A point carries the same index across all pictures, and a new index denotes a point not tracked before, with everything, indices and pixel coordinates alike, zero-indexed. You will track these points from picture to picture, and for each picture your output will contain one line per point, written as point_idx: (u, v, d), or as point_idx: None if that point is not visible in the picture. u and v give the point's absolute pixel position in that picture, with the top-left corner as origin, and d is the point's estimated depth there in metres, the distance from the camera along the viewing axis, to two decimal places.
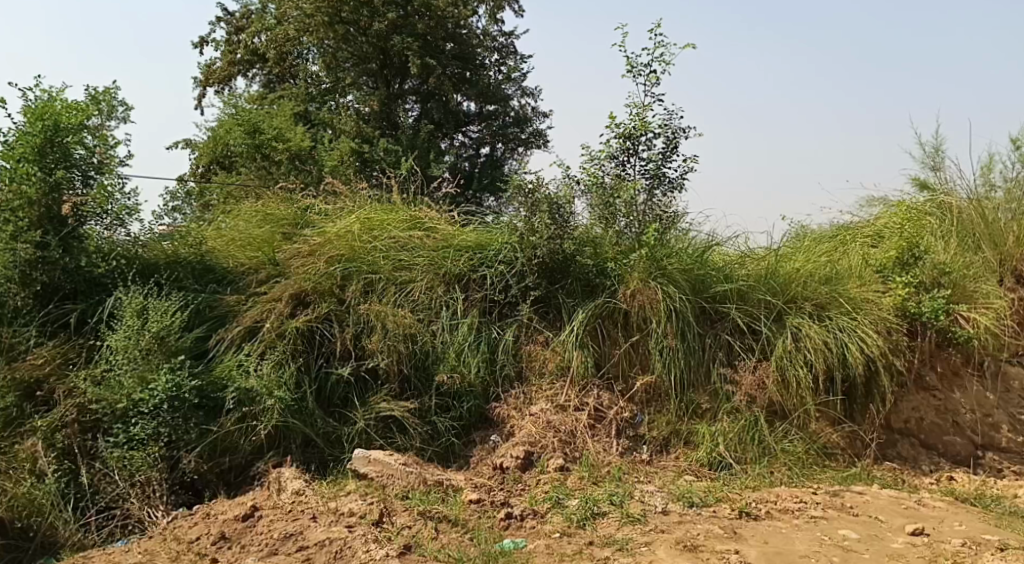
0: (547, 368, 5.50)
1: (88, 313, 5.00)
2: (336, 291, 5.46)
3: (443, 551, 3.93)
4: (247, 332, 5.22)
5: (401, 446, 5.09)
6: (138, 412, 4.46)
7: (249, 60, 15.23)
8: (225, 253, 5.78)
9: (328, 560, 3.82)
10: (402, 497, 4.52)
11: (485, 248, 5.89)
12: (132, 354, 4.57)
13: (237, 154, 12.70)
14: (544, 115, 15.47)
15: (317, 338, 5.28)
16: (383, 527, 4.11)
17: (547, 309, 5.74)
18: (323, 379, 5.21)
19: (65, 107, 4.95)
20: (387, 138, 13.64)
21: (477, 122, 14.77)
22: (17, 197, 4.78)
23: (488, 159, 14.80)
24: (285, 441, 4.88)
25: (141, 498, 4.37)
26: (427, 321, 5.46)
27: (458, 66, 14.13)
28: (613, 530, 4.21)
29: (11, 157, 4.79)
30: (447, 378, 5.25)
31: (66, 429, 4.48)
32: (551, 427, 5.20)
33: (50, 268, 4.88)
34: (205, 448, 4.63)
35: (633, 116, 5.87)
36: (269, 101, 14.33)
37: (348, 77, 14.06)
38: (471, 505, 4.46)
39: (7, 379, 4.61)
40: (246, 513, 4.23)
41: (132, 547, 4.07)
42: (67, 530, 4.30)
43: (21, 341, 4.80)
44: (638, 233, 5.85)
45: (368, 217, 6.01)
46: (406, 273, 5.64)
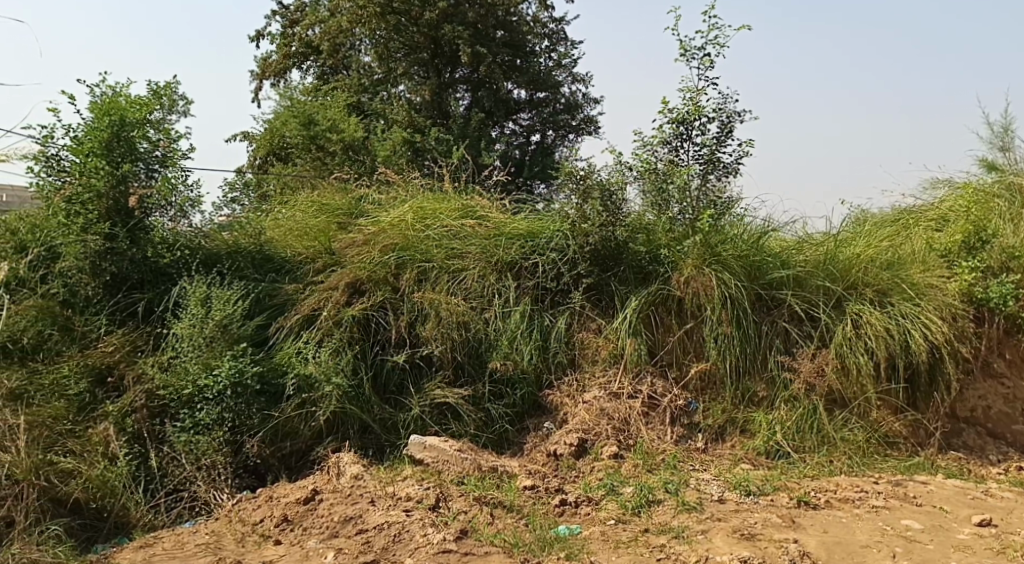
0: (600, 355, 5.49)
1: (155, 302, 5.16)
2: (391, 279, 5.53)
3: (499, 536, 3.98)
4: (304, 320, 5.31)
5: (456, 432, 5.15)
6: (203, 398, 4.59)
7: (303, 52, 15.44)
8: (283, 242, 5.89)
9: (387, 543, 3.90)
10: (458, 482, 4.59)
11: (537, 235, 5.90)
12: (197, 341, 4.72)
13: (293, 145, 12.91)
14: (595, 101, 15.40)
15: (373, 325, 5.35)
16: (439, 512, 4.18)
17: (599, 296, 5.74)
18: (379, 366, 5.29)
19: (131, 102, 5.08)
20: (439, 127, 13.71)
21: (527, 110, 14.77)
22: (86, 190, 4.97)
23: (539, 146, 14.79)
24: (343, 427, 4.98)
25: (207, 480, 4.47)
26: (480, 309, 5.51)
27: (509, 54, 14.14)
28: (668, 518, 4.21)
29: (81, 152, 4.97)
30: (501, 365, 5.30)
31: (136, 414, 4.59)
32: (604, 415, 5.20)
33: (118, 259, 5.05)
34: (267, 433, 4.76)
35: (687, 101, 5.82)
36: (323, 93, 14.50)
37: (399, 67, 14.18)
38: (526, 491, 4.50)
39: (80, 365, 4.76)
40: (307, 496, 4.33)
41: (200, 528, 4.19)
42: (139, 511, 4.33)
43: (92, 329, 4.97)
44: (692, 219, 5.80)
45: (421, 206, 6.07)
46: (459, 261, 5.68)
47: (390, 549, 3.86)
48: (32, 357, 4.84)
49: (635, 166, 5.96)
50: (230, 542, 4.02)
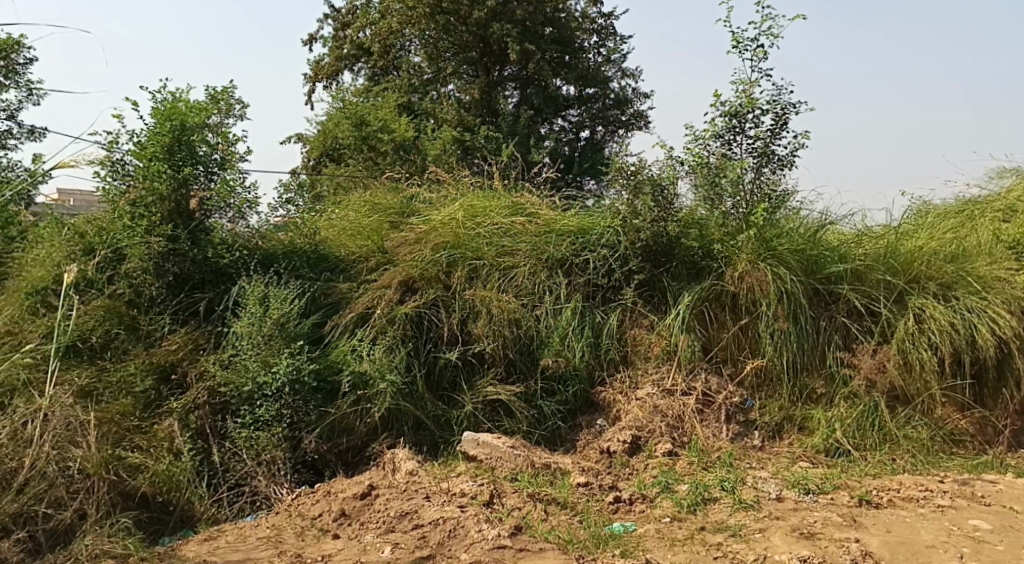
0: (652, 352, 5.47)
1: (215, 301, 5.31)
2: (442, 277, 5.58)
3: (554, 533, 3.99)
4: (359, 319, 5.38)
5: (508, 429, 5.16)
6: (262, 395, 4.68)
7: (354, 54, 15.61)
8: (336, 242, 5.99)
9: (443, 538, 3.94)
10: (512, 479, 4.60)
11: (588, 232, 5.88)
12: (256, 339, 4.83)
13: (345, 145, 13.10)
14: (645, 96, 15.30)
15: (425, 323, 5.40)
16: (493, 508, 4.21)
17: (651, 292, 5.71)
18: (432, 363, 5.33)
19: (190, 108, 5.25)
20: (488, 125, 13.76)
21: (577, 106, 14.74)
22: (149, 194, 5.14)
23: (589, 143, 14.74)
24: (398, 424, 5.03)
25: (267, 475, 4.56)
26: (531, 306, 5.53)
27: (557, 51, 14.12)
28: (725, 516, 4.16)
29: (144, 156, 5.14)
30: (553, 361, 5.30)
31: (199, 410, 4.70)
32: (658, 411, 5.17)
33: (180, 259, 5.19)
34: (324, 430, 4.83)
35: (739, 94, 5.74)
36: (374, 94, 14.66)
37: (448, 67, 14.34)
38: (580, 488, 4.50)
39: (145, 363, 4.89)
40: (364, 492, 4.39)
41: (261, 522, 4.27)
42: (203, 505, 4.42)
43: (157, 328, 5.12)
44: (746, 214, 5.72)
45: (471, 204, 6.11)
46: (509, 258, 5.71)
47: (446, 544, 3.90)
48: (101, 356, 5.01)
49: (687, 160, 5.91)
50: (290, 536, 4.09)
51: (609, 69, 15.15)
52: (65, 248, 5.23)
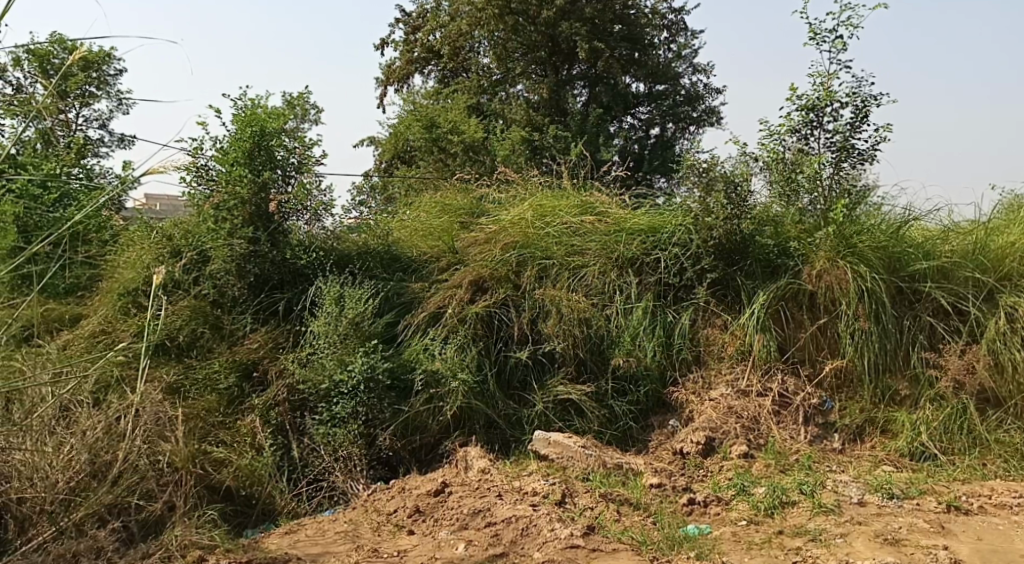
0: (726, 352, 5.40)
1: (294, 301, 5.48)
2: (512, 276, 5.61)
3: (627, 533, 3.96)
4: (431, 318, 5.45)
5: (580, 429, 5.15)
6: (338, 392, 4.79)
7: (425, 57, 15.78)
8: (409, 243, 6.08)
9: (516, 536, 3.96)
10: (583, 479, 4.59)
11: (659, 231, 5.82)
12: (332, 338, 4.96)
13: (417, 147, 13.29)
14: (717, 91, 15.07)
15: (496, 322, 5.43)
16: (565, 507, 4.21)
17: (724, 291, 5.62)
18: (502, 362, 5.37)
19: (269, 114, 5.45)
20: (557, 125, 13.77)
21: (647, 103, 14.65)
22: (231, 198, 5.30)
23: (659, 140, 14.61)
24: (469, 422, 5.07)
25: (344, 471, 4.65)
26: (602, 305, 5.53)
27: (627, 48, 14.02)
28: (804, 520, 4.07)
29: (226, 161, 5.35)
30: (624, 361, 5.28)
31: (279, 407, 4.84)
32: (732, 412, 5.09)
33: (260, 261, 5.36)
34: (398, 427, 4.90)
35: (817, 87, 5.60)
36: (444, 96, 14.82)
37: (517, 67, 14.41)
38: (653, 489, 4.47)
39: (228, 361, 5.05)
40: (437, 488, 4.45)
41: (339, 517, 4.35)
42: (284, 499, 4.53)
43: (239, 327, 5.29)
44: (824, 210, 5.61)
45: (540, 203, 6.13)
46: (579, 257, 5.71)
47: (519, 543, 3.91)
48: (188, 353, 5.21)
49: (761, 156, 5.81)
50: (367, 531, 4.15)
51: (679, 65, 14.99)
52: (154, 250, 5.46)
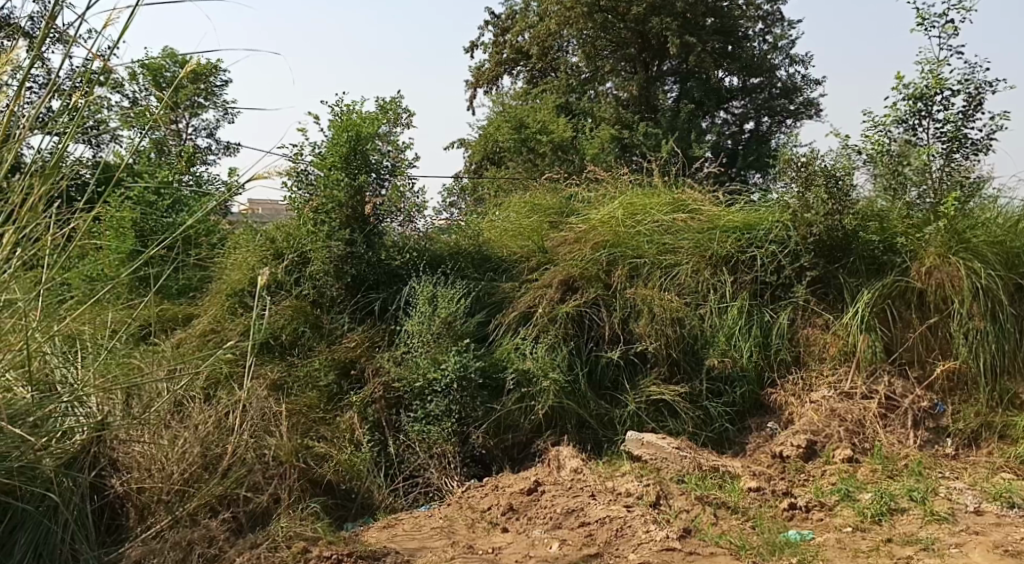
0: (828, 353, 5.23)
1: (389, 301, 5.58)
2: (602, 275, 5.56)
3: (725, 537, 3.87)
4: (521, 317, 5.46)
5: (673, 430, 5.06)
6: (433, 390, 4.86)
7: (514, 58, 15.85)
8: (500, 243, 6.12)
9: (611, 537, 3.93)
10: (678, 481, 4.51)
11: (755, 228, 5.70)
12: (426, 336, 5.04)
13: (505, 149, 13.36)
14: (816, 82, 14.61)
15: (587, 322, 5.39)
16: (660, 509, 4.15)
17: (826, 290, 5.45)
18: (594, 362, 5.32)
19: (364, 118, 5.61)
20: (648, 122, 13.63)
21: (741, 97, 14.37)
22: (329, 201, 5.46)
23: (754, 134, 14.30)
24: (562, 421, 5.05)
25: (439, 468, 4.71)
26: (696, 304, 5.43)
27: (720, 41, 13.73)
28: (915, 528, 3.90)
29: (324, 166, 5.50)
30: (719, 361, 5.17)
31: (376, 404, 4.94)
32: (835, 415, 4.91)
33: (357, 262, 5.48)
34: (491, 425, 4.92)
35: (926, 74, 5.35)
36: (533, 96, 14.86)
37: (606, 65, 14.33)
38: (751, 493, 4.35)
39: (328, 359, 5.19)
40: (530, 487, 4.45)
41: (434, 513, 4.39)
42: (382, 494, 4.60)
43: (338, 326, 5.41)
44: (933, 204, 5.42)
45: (631, 202, 6.07)
46: (671, 256, 5.62)
47: (614, 543, 3.87)
48: (290, 352, 5.37)
49: (864, 149, 5.60)
50: (462, 527, 4.17)
51: (775, 56, 14.60)
52: (258, 252, 5.72)
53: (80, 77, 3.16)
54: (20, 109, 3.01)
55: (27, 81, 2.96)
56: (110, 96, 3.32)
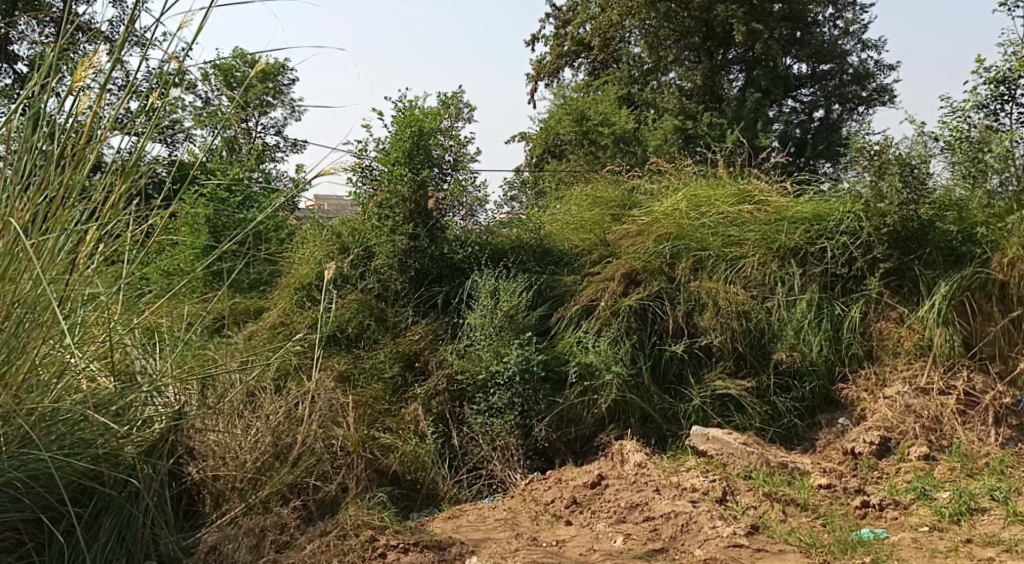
0: (902, 348, 5.08)
1: (451, 295, 5.62)
2: (666, 268, 5.49)
3: (794, 535, 3.79)
4: (583, 311, 5.44)
5: (740, 425, 4.97)
6: (495, 383, 4.88)
7: (575, 50, 15.77)
8: (561, 237, 6.11)
9: (676, 532, 3.89)
10: (745, 477, 4.43)
11: (825, 218, 5.59)
12: (488, 330, 5.07)
13: (567, 141, 13.32)
14: (889, 68, 14.16)
15: (650, 315, 5.34)
16: (727, 505, 4.09)
17: (900, 282, 5.31)
18: (657, 356, 5.26)
19: (426, 114, 5.71)
20: (712, 112, 13.43)
21: (810, 85, 14.06)
22: (392, 196, 5.55)
23: (823, 123, 14.03)
24: (625, 415, 5.01)
25: (502, 460, 4.73)
26: (762, 298, 5.33)
27: (788, 27, 13.42)
28: (996, 529, 3.75)
29: (388, 162, 5.61)
30: (787, 356, 5.08)
31: (440, 396, 4.98)
32: (910, 411, 4.77)
33: (420, 256, 5.56)
34: (553, 419, 4.91)
35: (1009, 57, 5.15)
36: (594, 88, 14.76)
37: (669, 55, 14.14)
38: (821, 490, 4.26)
39: (393, 351, 5.24)
40: (594, 481, 4.44)
41: (498, 504, 4.40)
42: (446, 485, 4.63)
43: (402, 319, 5.48)
44: (1016, 192, 5.34)
45: (695, 193, 5.98)
46: (737, 248, 5.53)
47: (679, 539, 3.83)
48: (356, 345, 5.42)
49: (941, 136, 5.42)
50: (526, 519, 4.17)
51: (847, 41, 14.23)
52: (325, 247, 5.82)
53: (156, 78, 3.25)
54: (101, 111, 3.11)
55: (109, 83, 3.07)
56: (184, 97, 3.41)
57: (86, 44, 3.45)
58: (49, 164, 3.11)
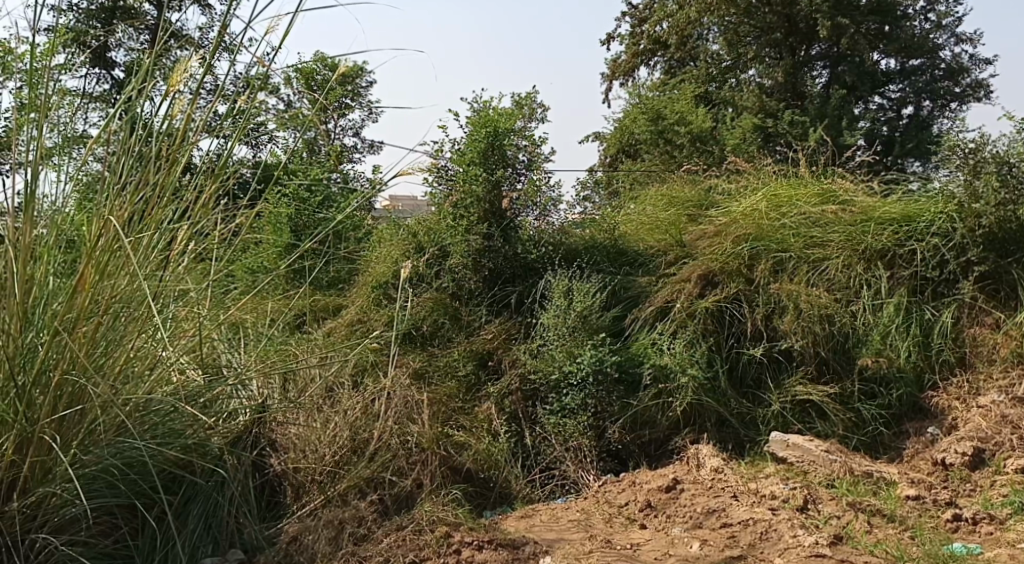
0: (999, 354, 4.96)
1: (525, 294, 5.65)
2: (745, 270, 5.36)
3: (880, 547, 3.63)
4: (659, 312, 5.36)
5: (822, 432, 4.81)
6: (568, 383, 4.85)
7: (651, 48, 15.58)
8: (637, 237, 6.04)
9: (755, 540, 3.78)
10: (828, 485, 4.29)
11: (914, 219, 5.44)
12: (562, 330, 5.05)
13: (642, 141, 13.16)
14: (985, 62, 13.58)
15: (727, 317, 5.22)
16: (808, 514, 3.97)
17: (996, 286, 5.21)
18: (735, 359, 5.15)
19: (501, 114, 5.68)
20: (794, 109, 13.11)
21: (899, 80, 13.64)
22: (468, 196, 5.59)
23: (914, 120, 13.61)
24: (700, 419, 4.91)
25: (575, 461, 4.69)
26: (846, 301, 5.19)
27: (875, 21, 13.00)
28: None
29: (463, 162, 5.65)
30: (873, 361, 4.91)
31: (513, 396, 4.98)
32: (1006, 422, 4.55)
33: (494, 256, 5.58)
34: (627, 421, 4.84)
35: None
36: (671, 86, 14.56)
37: (750, 52, 13.99)
38: (909, 501, 4.09)
39: (466, 350, 5.26)
40: (669, 485, 4.35)
41: (571, 505, 4.36)
42: (519, 484, 4.62)
43: (476, 318, 5.52)
44: None
45: (776, 193, 5.84)
46: (820, 250, 5.40)
47: (758, 547, 3.72)
48: (430, 342, 5.46)
49: None
50: (600, 522, 4.12)
51: (939, 35, 13.72)
52: (401, 246, 5.89)
53: (244, 83, 3.34)
54: (193, 114, 3.22)
55: (200, 88, 3.17)
56: (269, 100, 3.49)
57: (178, 50, 3.57)
58: (145, 165, 3.23)
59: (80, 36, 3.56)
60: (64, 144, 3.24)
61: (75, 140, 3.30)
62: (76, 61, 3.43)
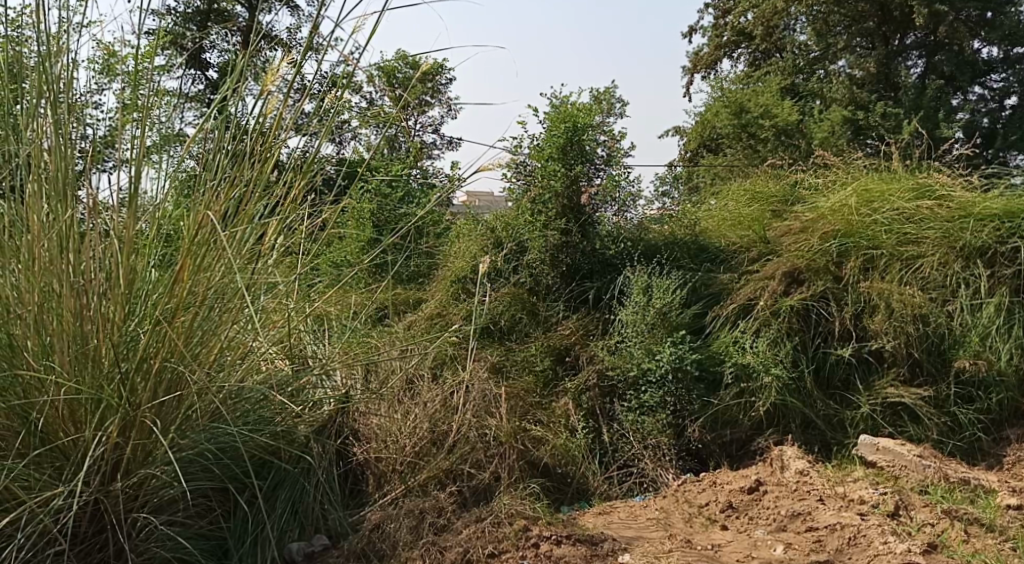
0: None
1: (603, 290, 5.60)
2: (833, 267, 5.19)
3: (978, 557, 3.47)
4: (741, 309, 5.23)
5: (914, 436, 4.68)
6: (647, 380, 4.78)
7: (735, 40, 15.24)
8: (718, 233, 5.94)
9: (842, 545, 3.66)
10: (920, 491, 4.12)
11: (1016, 216, 5.19)
12: (640, 327, 4.97)
13: (724, 135, 12.88)
14: None
15: (814, 316, 5.06)
16: (899, 520, 3.82)
17: None
18: (821, 359, 4.98)
19: (580, 109, 5.67)
20: (886, 101, 12.69)
21: (1002, 69, 13.08)
22: (546, 191, 5.55)
23: (1018, 110, 13.00)
24: (785, 420, 4.80)
25: (654, 458, 4.62)
26: (942, 300, 4.98)
27: (976, 7, 12.48)
28: None
29: (542, 157, 5.63)
30: (970, 363, 4.69)
31: (590, 392, 4.94)
32: None
33: (573, 251, 5.56)
34: (707, 419, 4.76)
35: None
36: (755, 78, 14.23)
37: (840, 41, 13.51)
38: (1009, 510, 3.89)
39: (544, 345, 5.25)
40: (751, 486, 4.24)
41: (650, 503, 4.30)
42: (596, 480, 4.58)
43: (554, 313, 5.50)
44: None
45: (866, 188, 5.59)
46: (914, 247, 5.16)
47: (846, 552, 3.60)
48: (508, 337, 5.46)
49: None
50: (679, 521, 4.05)
51: None
52: (480, 241, 5.91)
53: (330, 82, 3.40)
54: (284, 113, 3.30)
55: (291, 88, 3.25)
56: (353, 98, 3.55)
57: (268, 51, 3.66)
58: (238, 162, 3.33)
59: (177, 38, 3.68)
60: (162, 142, 3.37)
61: (172, 138, 3.43)
62: (174, 62, 3.55)
